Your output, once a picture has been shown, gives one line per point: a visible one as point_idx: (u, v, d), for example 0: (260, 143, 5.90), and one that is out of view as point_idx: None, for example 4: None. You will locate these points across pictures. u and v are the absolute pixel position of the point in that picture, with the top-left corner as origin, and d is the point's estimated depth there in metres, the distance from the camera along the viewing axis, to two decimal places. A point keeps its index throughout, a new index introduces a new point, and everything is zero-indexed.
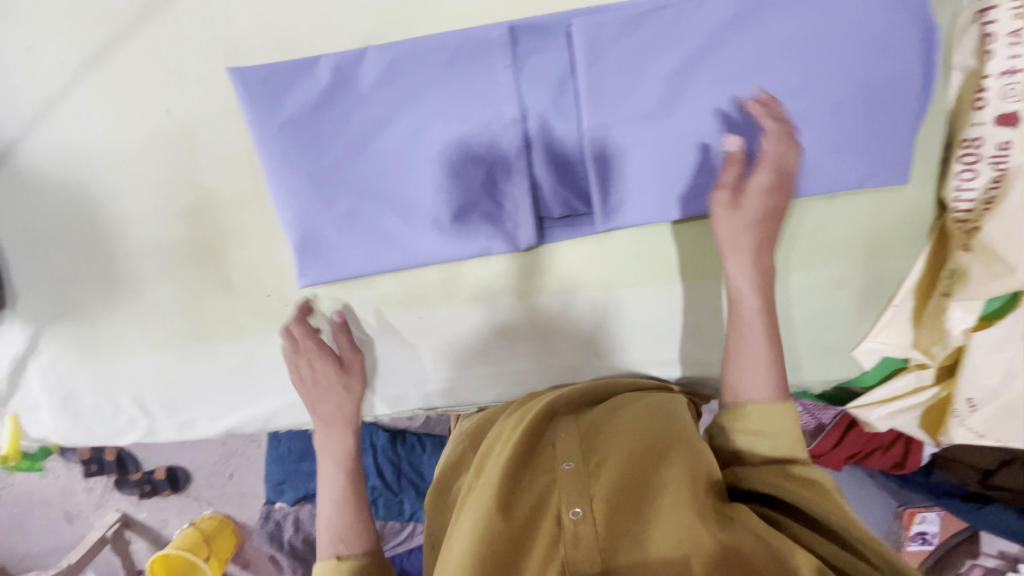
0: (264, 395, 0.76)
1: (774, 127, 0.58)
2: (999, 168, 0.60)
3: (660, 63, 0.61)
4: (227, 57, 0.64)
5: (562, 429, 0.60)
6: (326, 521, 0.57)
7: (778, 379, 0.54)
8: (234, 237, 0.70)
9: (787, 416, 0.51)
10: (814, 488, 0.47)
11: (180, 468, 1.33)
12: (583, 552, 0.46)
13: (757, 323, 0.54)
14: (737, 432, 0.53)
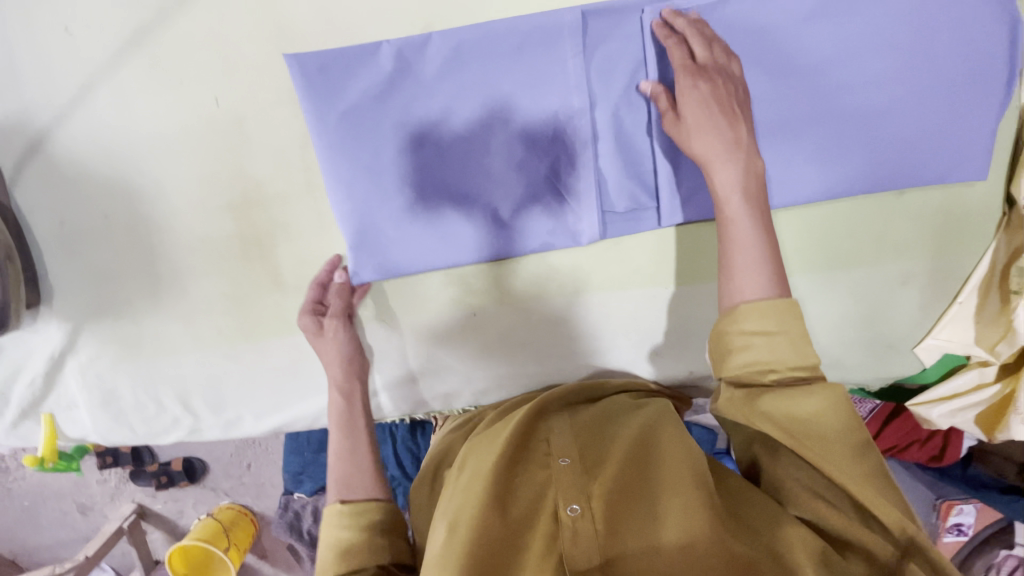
0: (314, 393, 0.74)
1: (704, 35, 0.56)
2: None
3: (738, 53, 0.59)
4: (281, 43, 0.61)
5: (554, 426, 0.60)
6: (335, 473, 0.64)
7: (777, 276, 0.52)
8: (283, 232, 0.67)
9: (784, 311, 0.50)
10: (825, 442, 0.46)
11: (195, 458, 1.27)
12: (583, 547, 0.48)
13: (742, 227, 0.53)
14: (730, 336, 0.52)
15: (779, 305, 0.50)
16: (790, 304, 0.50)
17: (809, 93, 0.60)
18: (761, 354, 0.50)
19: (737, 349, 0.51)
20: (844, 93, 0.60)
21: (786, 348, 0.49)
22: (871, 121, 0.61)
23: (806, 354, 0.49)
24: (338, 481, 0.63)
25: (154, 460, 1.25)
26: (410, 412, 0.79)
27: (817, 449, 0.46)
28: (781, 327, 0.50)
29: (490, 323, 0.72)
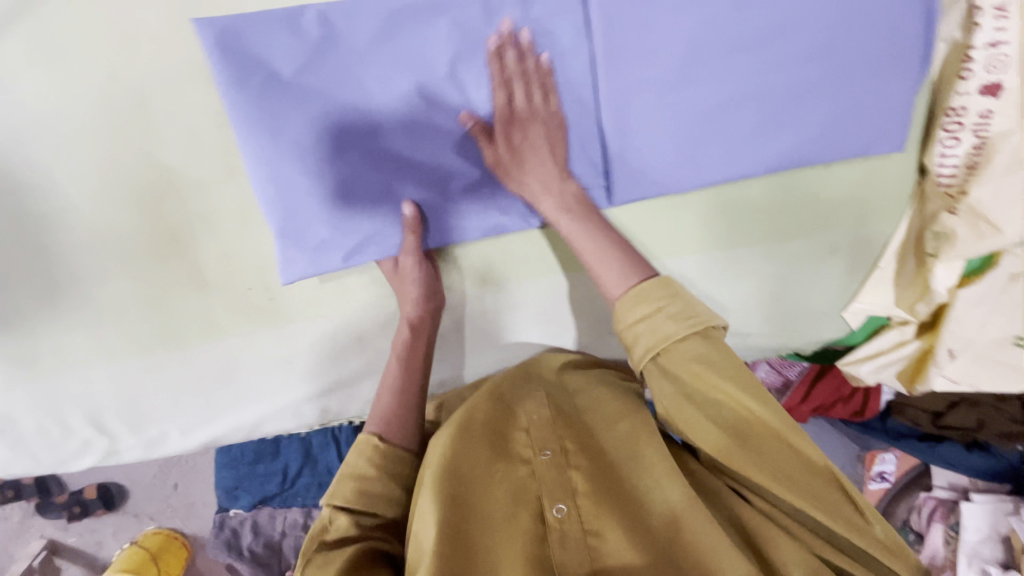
0: (248, 401, 0.68)
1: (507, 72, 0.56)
2: (981, 135, 0.64)
3: (679, 26, 0.58)
4: (185, 10, 0.53)
5: (530, 413, 0.62)
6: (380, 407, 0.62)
7: (634, 263, 0.56)
8: (201, 223, 0.60)
9: (649, 292, 0.52)
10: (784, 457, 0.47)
11: (113, 483, 1.14)
12: (571, 549, 0.51)
13: (592, 238, 0.58)
14: (624, 332, 0.53)
15: (650, 287, 0.53)
16: (652, 286, 0.52)
17: (751, 70, 0.61)
18: (653, 339, 0.50)
19: (630, 343, 0.52)
20: (782, 69, 0.61)
21: (666, 324, 0.50)
22: (806, 97, 0.63)
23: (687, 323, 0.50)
24: (379, 409, 0.62)
25: (64, 490, 1.11)
26: (359, 413, 0.74)
27: (769, 462, 0.47)
28: (660, 305, 0.51)
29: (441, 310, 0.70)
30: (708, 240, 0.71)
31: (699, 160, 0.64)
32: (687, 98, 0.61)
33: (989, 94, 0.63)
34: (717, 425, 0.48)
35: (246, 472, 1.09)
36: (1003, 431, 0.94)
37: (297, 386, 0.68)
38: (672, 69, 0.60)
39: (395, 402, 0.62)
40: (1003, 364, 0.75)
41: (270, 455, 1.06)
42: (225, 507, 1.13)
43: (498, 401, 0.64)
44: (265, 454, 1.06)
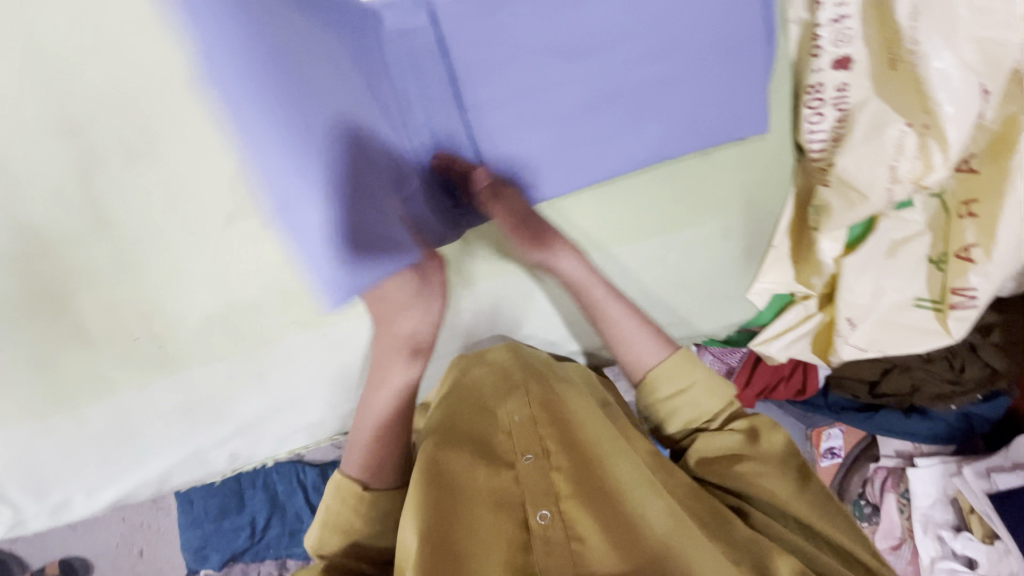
0: (154, 452, 0.67)
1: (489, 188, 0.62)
2: (842, 108, 0.66)
3: (530, 37, 0.59)
4: (32, 70, 0.53)
5: (510, 413, 0.65)
6: (360, 442, 0.64)
7: (660, 338, 0.69)
8: (79, 279, 0.60)
9: (683, 364, 0.67)
10: (772, 473, 0.60)
11: (75, 556, 1.12)
12: (554, 554, 0.52)
13: (624, 322, 0.68)
14: (659, 400, 0.67)
15: (682, 363, 0.67)
16: (682, 355, 0.68)
17: (599, 77, 0.63)
18: (685, 412, 0.66)
19: (666, 413, 0.67)
20: (634, 66, 0.63)
21: (700, 394, 0.66)
22: (659, 92, 0.65)
23: (718, 395, 0.66)
24: (364, 454, 0.64)
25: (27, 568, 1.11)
26: (271, 453, 0.73)
27: (766, 479, 0.60)
28: (689, 382, 0.66)
29: (343, 341, 0.67)
30: (596, 237, 0.71)
31: (569, 164, 0.66)
32: (525, 109, 0.63)
33: (841, 68, 0.65)
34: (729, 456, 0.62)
35: (211, 530, 1.09)
36: (935, 392, 0.93)
37: (202, 433, 0.68)
38: (518, 84, 0.61)
39: (382, 446, 0.64)
40: (903, 325, 0.77)
41: (235, 509, 1.08)
42: (192, 569, 1.11)
43: (483, 405, 0.68)
44: (230, 507, 1.09)
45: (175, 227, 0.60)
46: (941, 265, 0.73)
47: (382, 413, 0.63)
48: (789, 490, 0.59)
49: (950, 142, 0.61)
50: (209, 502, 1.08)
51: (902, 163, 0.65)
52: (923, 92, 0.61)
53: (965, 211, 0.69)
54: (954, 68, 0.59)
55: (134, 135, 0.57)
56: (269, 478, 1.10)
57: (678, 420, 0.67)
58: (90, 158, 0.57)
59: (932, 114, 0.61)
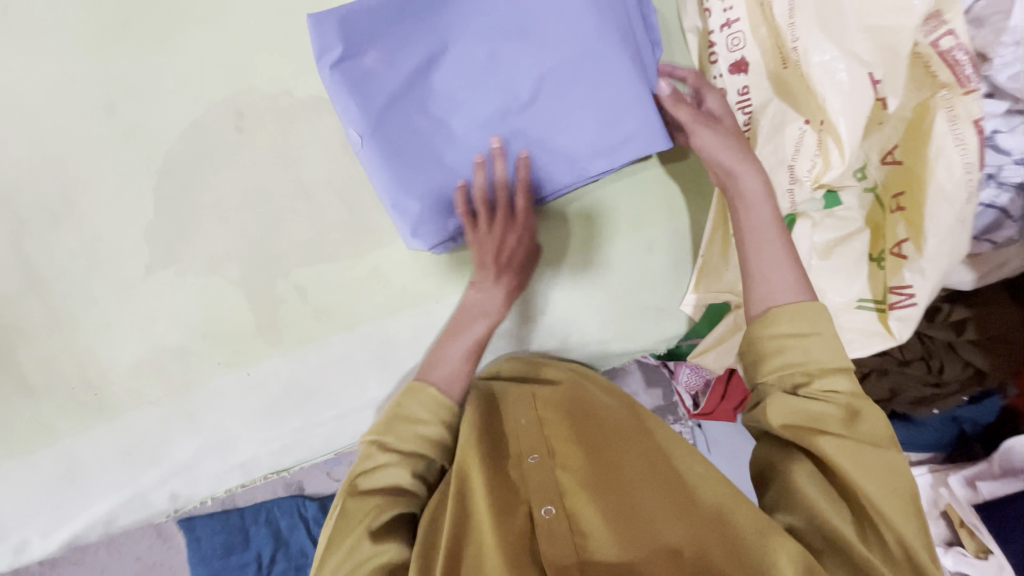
0: (97, 497, 0.70)
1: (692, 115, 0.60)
2: (747, 111, 0.64)
3: (450, 89, 0.59)
4: None
5: (518, 415, 0.65)
6: (450, 355, 0.62)
7: (800, 282, 0.55)
8: (19, 335, 0.64)
9: (814, 314, 0.52)
10: (861, 449, 0.48)
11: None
12: (559, 546, 0.51)
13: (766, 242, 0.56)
14: (763, 339, 0.54)
15: (803, 309, 0.52)
16: (820, 308, 0.53)
17: (580, 46, 0.58)
18: (796, 356, 0.52)
19: (772, 351, 0.53)
20: (546, 108, 0.60)
21: (819, 347, 0.51)
22: (576, 127, 0.60)
23: (839, 355, 0.51)
24: (452, 366, 0.62)
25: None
26: (210, 492, 0.76)
27: (842, 452, 0.48)
28: (817, 330, 0.52)
29: (269, 378, 0.70)
30: None
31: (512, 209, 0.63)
32: (555, 107, 0.60)
33: (739, 72, 0.63)
34: (834, 419, 0.49)
35: (218, 567, 1.08)
36: (914, 396, 0.88)
37: (143, 474, 0.71)
38: (528, 81, 0.59)
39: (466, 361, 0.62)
40: (849, 329, 0.72)
41: (240, 544, 1.10)
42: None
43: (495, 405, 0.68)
44: (235, 545, 1.10)
45: (101, 282, 0.64)
46: (880, 262, 0.69)
47: (467, 334, 0.63)
48: (876, 474, 0.47)
49: (843, 140, 0.57)
50: (214, 539, 1.09)
51: (801, 162, 0.61)
52: (811, 89, 0.58)
53: (895, 205, 0.66)
54: (840, 60, 0.56)
55: (55, 200, 0.61)
56: (272, 514, 1.13)
57: (781, 363, 0.52)
58: (16, 224, 0.61)
59: (824, 111, 0.58)
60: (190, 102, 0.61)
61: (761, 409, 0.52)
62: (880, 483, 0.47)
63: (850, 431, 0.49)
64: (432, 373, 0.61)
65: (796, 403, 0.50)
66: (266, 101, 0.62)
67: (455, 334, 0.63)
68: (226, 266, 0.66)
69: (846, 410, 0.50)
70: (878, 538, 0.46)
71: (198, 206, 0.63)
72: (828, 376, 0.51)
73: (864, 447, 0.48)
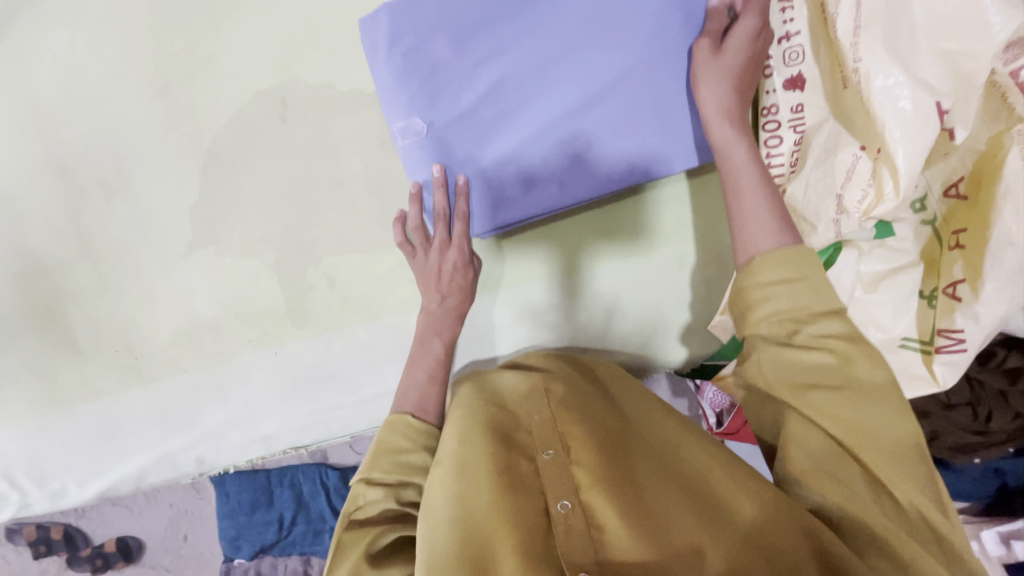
0: (130, 453, 0.76)
1: (706, 41, 0.55)
2: (799, 130, 0.59)
3: (505, 83, 0.59)
4: (31, 118, 0.62)
5: (530, 413, 0.58)
6: (417, 385, 0.63)
7: (785, 223, 0.51)
8: (70, 298, 0.68)
9: (799, 258, 0.49)
10: (854, 399, 0.46)
11: (131, 535, 1.00)
12: (575, 543, 0.45)
13: (746, 173, 0.54)
14: (750, 290, 0.50)
15: (793, 253, 0.49)
16: (808, 251, 0.49)
17: (645, 64, 0.59)
18: (785, 304, 0.48)
19: (758, 301, 0.49)
20: (593, 117, 0.61)
21: (807, 294, 0.48)
22: (613, 140, 0.61)
23: (827, 299, 0.47)
24: (420, 395, 0.63)
25: (89, 542, 0.99)
26: (232, 461, 0.80)
27: (838, 407, 0.46)
28: (803, 274, 0.48)
29: (293, 360, 0.73)
30: (554, 267, 0.73)
31: (535, 209, 0.64)
32: (601, 116, 0.61)
33: (794, 87, 0.58)
34: (820, 372, 0.47)
35: (244, 522, 0.97)
36: (955, 442, 0.82)
37: (173, 438, 0.76)
38: (583, 87, 0.60)
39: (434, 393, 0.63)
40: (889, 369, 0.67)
41: (264, 504, 0.97)
42: (228, 557, 1.00)
43: (502, 399, 0.62)
44: (260, 502, 0.97)
45: (146, 256, 0.67)
46: (931, 301, 0.65)
47: (431, 360, 0.65)
48: (873, 423, 0.45)
49: (900, 170, 0.54)
50: (242, 495, 0.96)
51: (850, 192, 0.59)
52: (870, 114, 0.55)
53: (954, 242, 0.61)
54: (904, 86, 0.53)
55: (110, 174, 0.65)
56: (295, 476, 0.96)
57: (769, 313, 0.49)
58: (74, 195, 0.65)
59: (882, 137, 0.55)
60: (237, 89, 0.63)
61: (754, 365, 0.50)
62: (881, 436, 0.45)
63: (846, 377, 0.46)
64: (405, 403, 0.62)
65: (786, 354, 0.48)
66: (309, 92, 0.63)
67: (424, 362, 0.65)
68: (260, 249, 0.68)
69: (841, 356, 0.46)
70: (891, 500, 0.44)
71: (238, 189, 0.65)
72: (821, 321, 0.47)
73: (866, 396, 0.45)
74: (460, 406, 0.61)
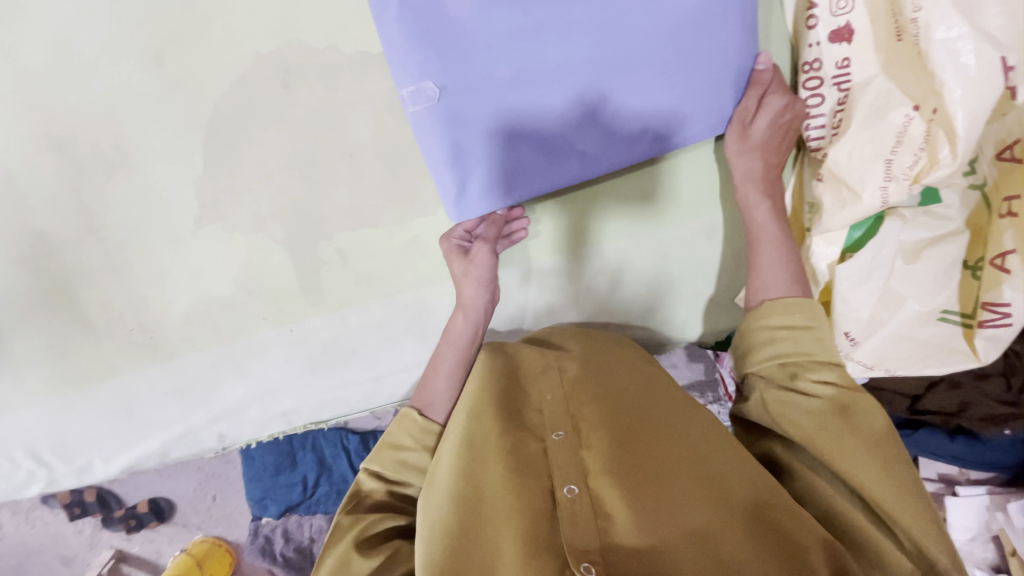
0: (153, 430, 0.76)
1: (738, 112, 0.58)
2: (844, 88, 0.56)
3: (518, 40, 0.55)
4: (24, 94, 0.59)
5: (542, 393, 0.55)
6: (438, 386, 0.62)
7: (798, 279, 0.55)
8: (80, 278, 0.67)
9: (806, 308, 0.52)
10: (861, 446, 0.44)
11: (162, 497, 1.07)
12: (581, 530, 0.44)
13: (767, 230, 0.58)
14: (756, 330, 0.53)
15: (796, 303, 0.52)
16: (817, 304, 0.52)
17: (675, 24, 0.55)
18: (786, 347, 0.50)
19: (762, 343, 0.52)
20: (616, 81, 0.57)
21: (810, 342, 0.50)
22: (639, 105, 0.58)
23: (830, 350, 0.49)
24: (440, 394, 0.61)
25: (121, 504, 1.07)
26: (254, 436, 0.81)
27: (840, 455, 0.44)
28: (811, 324, 0.51)
29: (310, 336, 0.72)
30: (571, 241, 0.70)
31: (549, 178, 0.60)
32: (623, 80, 0.57)
33: (840, 40, 0.54)
34: (821, 420, 0.46)
35: (270, 484, 1.02)
36: (986, 414, 0.80)
37: (194, 414, 0.76)
38: (605, 46, 0.55)
39: (448, 389, 0.62)
40: (923, 342, 0.65)
41: (288, 467, 1.00)
42: (256, 516, 1.06)
43: (513, 367, 0.58)
44: (284, 465, 1.01)
45: (155, 233, 0.65)
46: (975, 271, 0.61)
47: (448, 360, 0.63)
48: (875, 473, 0.43)
49: (958, 132, 0.50)
50: (266, 458, 0.99)
51: (901, 157, 0.54)
52: (929, 70, 0.50)
53: (1006, 209, 0.56)
54: (967, 38, 0.48)
55: (110, 149, 0.62)
56: (317, 439, 1.00)
57: (769, 355, 0.51)
58: (75, 171, 0.62)
59: (940, 97, 0.50)
60: (235, 55, 0.59)
61: (756, 401, 0.51)
62: (884, 482, 0.43)
63: (848, 428, 0.45)
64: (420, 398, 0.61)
65: (779, 399, 0.49)
66: (312, 56, 0.59)
67: (452, 342, 0.64)
68: (269, 225, 0.65)
69: (841, 407, 0.46)
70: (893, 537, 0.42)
71: (242, 162, 0.62)
72: (821, 369, 0.48)
73: (866, 448, 0.44)
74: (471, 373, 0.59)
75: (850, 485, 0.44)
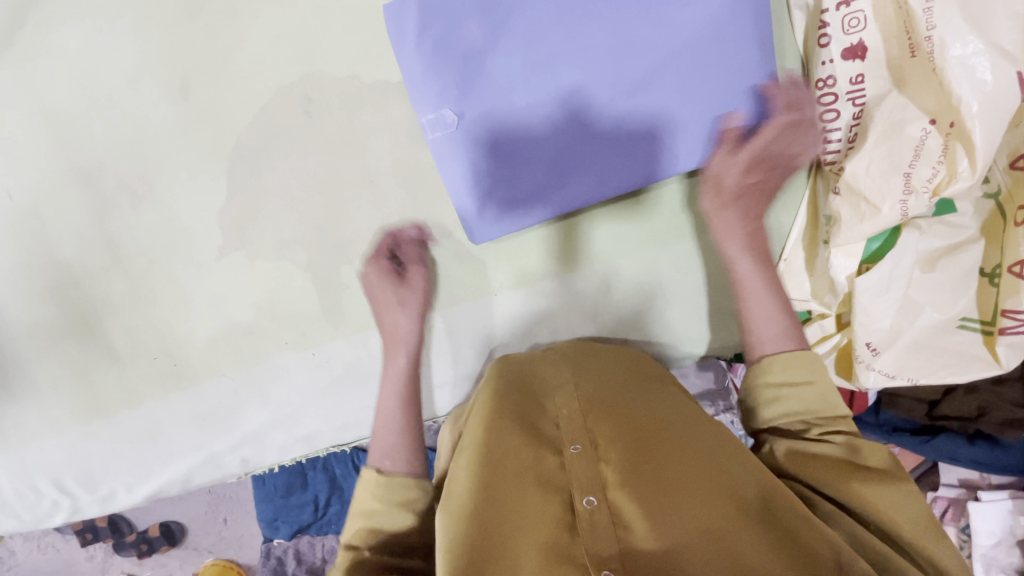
0: (173, 457, 0.76)
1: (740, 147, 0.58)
2: (858, 104, 0.57)
3: (533, 64, 0.56)
4: (52, 127, 0.60)
5: (559, 404, 0.55)
6: (383, 434, 0.63)
7: (788, 327, 0.57)
8: (103, 306, 0.67)
9: (804, 363, 0.54)
10: (874, 476, 0.47)
11: (172, 519, 1.08)
12: (600, 540, 0.44)
13: (757, 281, 0.59)
14: (760, 386, 0.55)
15: (794, 359, 0.54)
16: (814, 358, 0.54)
17: (687, 44, 0.56)
18: (793, 404, 0.53)
19: (767, 400, 0.54)
20: (630, 99, 0.57)
21: (812, 397, 0.52)
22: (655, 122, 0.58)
23: (834, 404, 0.52)
24: (388, 444, 0.62)
25: (133, 528, 1.07)
26: (276, 460, 0.80)
27: (854, 481, 0.46)
28: (811, 378, 0.53)
29: (331, 359, 0.72)
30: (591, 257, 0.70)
31: (564, 197, 0.60)
32: (636, 99, 0.57)
33: (852, 57, 0.56)
34: (831, 458, 0.48)
35: (281, 505, 1.01)
36: (1005, 418, 0.80)
37: (215, 439, 0.76)
38: (617, 65, 0.56)
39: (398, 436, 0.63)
40: (943, 351, 0.66)
41: (300, 487, 1.00)
42: (267, 537, 1.05)
43: (529, 383, 0.58)
44: (295, 485, 1.01)
45: (177, 260, 0.66)
46: (992, 279, 0.61)
47: (393, 403, 0.65)
48: (889, 499, 0.45)
49: (976, 147, 0.51)
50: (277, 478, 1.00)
51: (920, 170, 0.55)
52: (943, 86, 0.52)
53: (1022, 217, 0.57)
54: (982, 55, 0.49)
55: (133, 179, 0.63)
56: (328, 460, 1.01)
57: (777, 412, 0.53)
58: (99, 202, 0.63)
59: (957, 111, 0.51)
60: (260, 86, 0.60)
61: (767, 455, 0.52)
62: (900, 507, 0.45)
63: (859, 464, 0.48)
64: (377, 453, 0.62)
65: (790, 449, 0.50)
66: (335, 84, 0.60)
67: (390, 379, 0.67)
68: (292, 250, 0.66)
69: (849, 447, 0.49)
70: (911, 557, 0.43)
71: (265, 190, 0.63)
72: (829, 423, 0.51)
73: (876, 476, 0.47)
74: (488, 390, 0.59)
75: (863, 510, 0.45)
